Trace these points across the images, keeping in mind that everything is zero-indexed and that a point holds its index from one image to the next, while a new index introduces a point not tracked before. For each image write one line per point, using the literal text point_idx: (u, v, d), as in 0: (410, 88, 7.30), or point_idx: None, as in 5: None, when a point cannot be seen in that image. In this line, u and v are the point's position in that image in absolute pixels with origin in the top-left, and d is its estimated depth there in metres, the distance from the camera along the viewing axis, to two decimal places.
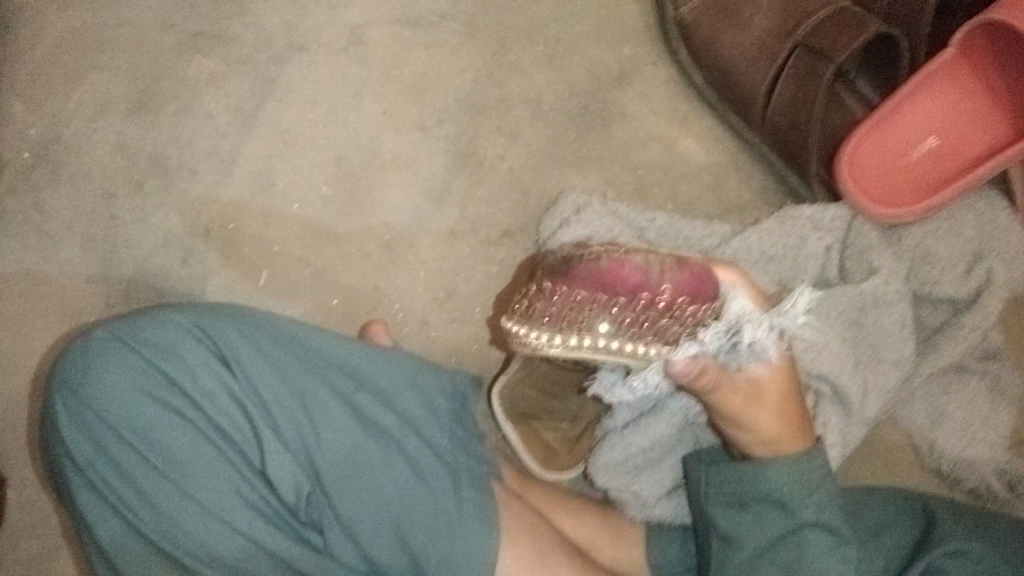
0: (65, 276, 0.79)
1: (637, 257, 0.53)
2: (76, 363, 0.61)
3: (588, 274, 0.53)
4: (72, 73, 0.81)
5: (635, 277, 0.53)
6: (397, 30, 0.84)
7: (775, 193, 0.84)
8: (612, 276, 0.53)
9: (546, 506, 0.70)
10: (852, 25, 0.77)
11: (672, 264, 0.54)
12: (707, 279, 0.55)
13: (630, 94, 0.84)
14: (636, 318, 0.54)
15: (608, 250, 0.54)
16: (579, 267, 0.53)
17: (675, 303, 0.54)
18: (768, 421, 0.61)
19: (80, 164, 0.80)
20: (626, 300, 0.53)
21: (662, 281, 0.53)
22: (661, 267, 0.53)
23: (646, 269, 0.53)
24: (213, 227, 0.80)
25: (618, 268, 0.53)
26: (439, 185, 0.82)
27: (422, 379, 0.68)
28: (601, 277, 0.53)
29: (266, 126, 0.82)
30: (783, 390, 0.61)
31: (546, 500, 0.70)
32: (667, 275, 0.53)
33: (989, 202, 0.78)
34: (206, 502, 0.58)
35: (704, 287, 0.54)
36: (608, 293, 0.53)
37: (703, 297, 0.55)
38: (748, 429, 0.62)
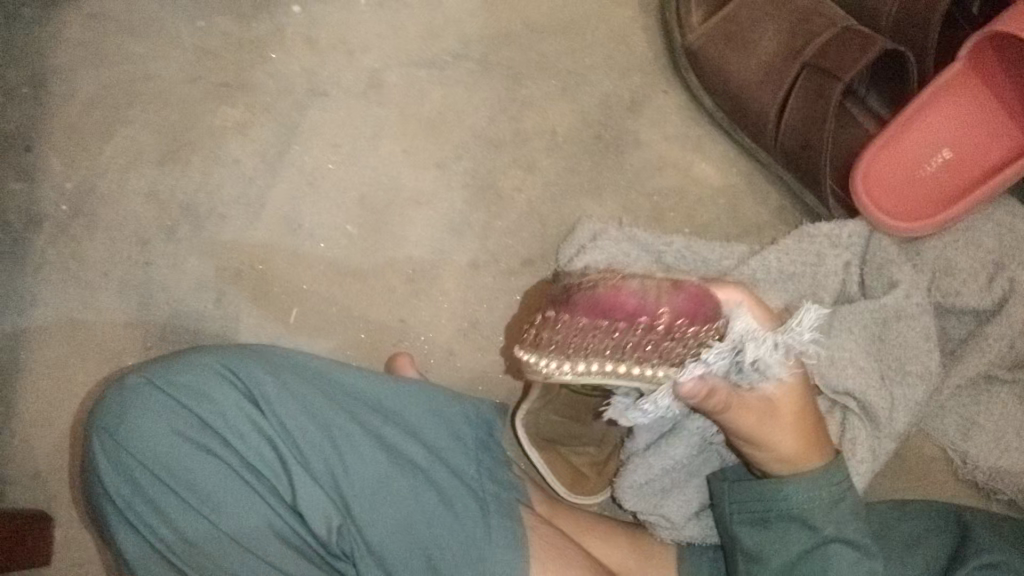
0: (102, 322, 0.82)
1: (634, 282, 0.53)
2: (111, 407, 0.63)
3: (586, 301, 0.53)
4: (105, 127, 0.85)
5: (633, 303, 0.52)
6: (414, 72, 0.86)
7: (793, 212, 0.85)
8: (610, 302, 0.53)
9: (576, 529, 0.70)
10: (858, 43, 0.78)
11: (670, 287, 0.54)
12: (705, 299, 0.54)
13: (643, 122, 0.86)
14: (638, 342, 0.53)
15: (606, 275, 0.54)
16: (578, 295, 0.54)
17: (676, 326, 0.53)
18: (786, 439, 0.61)
19: (115, 213, 0.83)
20: (626, 324, 0.53)
21: (660, 305, 0.53)
22: (659, 291, 0.53)
23: (644, 294, 0.53)
24: (242, 269, 0.83)
25: (615, 294, 0.53)
26: (459, 219, 0.84)
27: (446, 408, 0.69)
28: (598, 304, 0.53)
29: (291, 169, 0.85)
30: (797, 407, 0.61)
31: (576, 523, 0.71)
32: (665, 298, 0.53)
33: (1010, 211, 0.78)
34: (241, 538, 0.60)
35: (703, 308, 0.54)
36: (607, 319, 0.53)
37: (704, 317, 0.54)
38: (766, 449, 0.62)
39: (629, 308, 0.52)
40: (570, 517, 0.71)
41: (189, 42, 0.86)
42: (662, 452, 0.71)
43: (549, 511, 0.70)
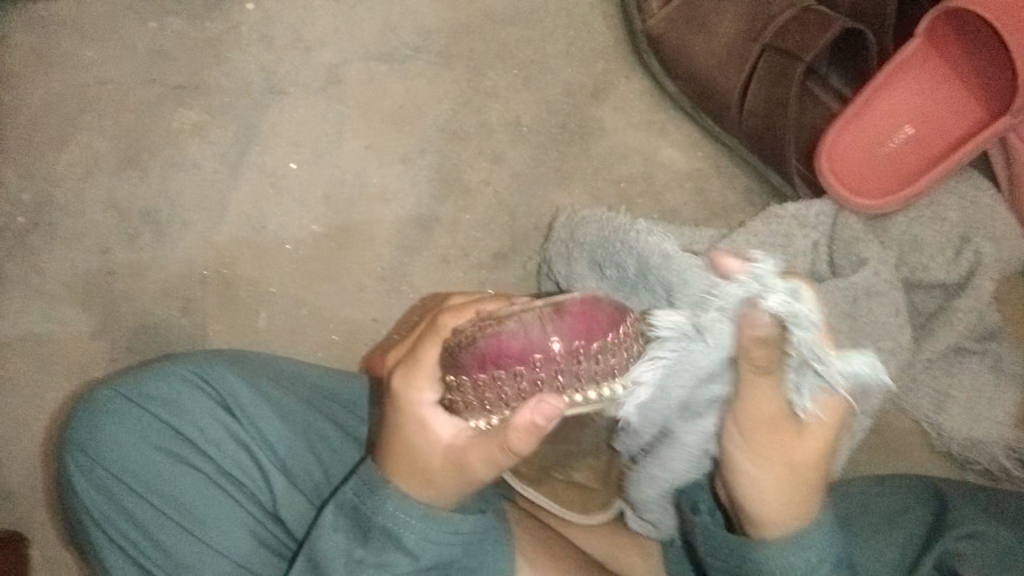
0: (66, 336, 0.80)
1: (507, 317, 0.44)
2: (83, 421, 0.62)
3: (472, 356, 0.45)
4: (60, 136, 0.83)
5: (517, 345, 0.44)
6: (374, 66, 0.85)
7: (759, 194, 0.85)
8: (494, 352, 0.44)
9: (416, 454, 0.54)
10: (817, 25, 0.80)
11: (551, 311, 0.44)
12: (597, 306, 0.44)
13: (607, 109, 0.85)
14: (546, 378, 0.45)
15: (483, 322, 0.46)
16: (462, 353, 0.45)
17: (575, 351, 0.44)
18: (766, 488, 0.55)
19: (74, 224, 0.81)
20: (525, 370, 0.45)
21: (548, 337, 0.43)
22: (540, 320, 0.44)
23: (525, 329, 0.44)
24: (208, 274, 0.81)
25: (497, 340, 0.44)
26: (427, 213, 0.83)
27: None
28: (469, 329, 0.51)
29: (254, 170, 0.83)
30: (812, 463, 0.55)
31: (413, 443, 0.54)
32: (536, 324, 0.44)
33: (971, 183, 0.79)
34: (219, 546, 0.59)
35: (598, 317, 0.44)
36: (500, 369, 0.45)
37: (600, 330, 0.44)
38: (747, 480, 0.55)
39: (514, 353, 0.44)
40: (416, 417, 0.53)
41: (142, 44, 0.85)
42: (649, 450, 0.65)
43: (402, 410, 0.54)
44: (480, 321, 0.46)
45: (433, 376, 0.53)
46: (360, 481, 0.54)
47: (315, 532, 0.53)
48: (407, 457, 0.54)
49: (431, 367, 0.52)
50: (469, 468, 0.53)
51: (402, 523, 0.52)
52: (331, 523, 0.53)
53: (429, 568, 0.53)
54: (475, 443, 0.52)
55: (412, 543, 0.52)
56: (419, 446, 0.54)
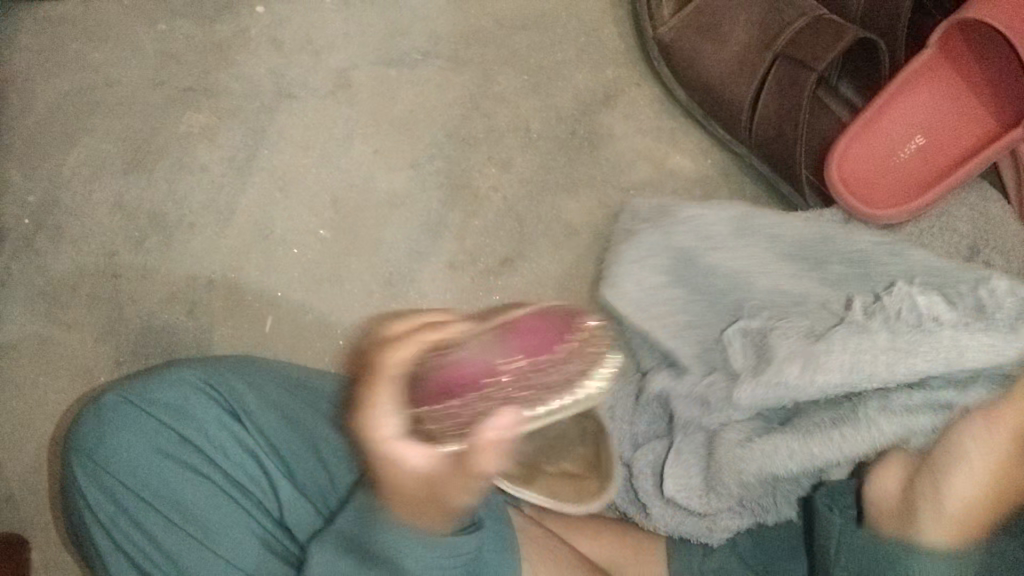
0: (72, 338, 0.80)
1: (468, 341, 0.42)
2: (90, 429, 0.62)
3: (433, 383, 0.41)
4: (67, 138, 0.83)
5: (469, 366, 0.41)
6: (383, 70, 0.85)
7: (768, 202, 0.85)
8: (451, 374, 0.41)
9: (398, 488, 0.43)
10: (830, 33, 0.79)
11: (496, 329, 0.43)
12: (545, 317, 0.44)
13: (617, 116, 0.85)
14: (502, 385, 0.42)
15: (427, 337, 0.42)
16: (427, 379, 0.41)
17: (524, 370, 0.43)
18: (971, 476, 0.52)
19: (80, 226, 0.81)
20: (505, 383, 0.42)
21: (495, 359, 0.42)
22: (474, 334, 0.42)
23: (472, 347, 0.42)
24: (215, 278, 0.81)
25: (450, 360, 0.42)
26: (435, 219, 0.83)
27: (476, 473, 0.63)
28: (454, 375, 0.41)
29: (261, 174, 0.83)
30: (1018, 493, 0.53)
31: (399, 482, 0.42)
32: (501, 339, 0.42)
33: (981, 194, 0.79)
34: (226, 553, 0.58)
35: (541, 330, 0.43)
36: (458, 398, 0.41)
37: (548, 337, 0.43)
38: (958, 457, 0.53)
39: (467, 371, 0.41)
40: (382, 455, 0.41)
41: (150, 46, 0.84)
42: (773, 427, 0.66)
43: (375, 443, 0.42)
44: (433, 347, 0.42)
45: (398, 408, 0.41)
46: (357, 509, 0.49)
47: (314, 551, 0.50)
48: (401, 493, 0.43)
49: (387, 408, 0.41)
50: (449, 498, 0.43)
51: (401, 550, 0.45)
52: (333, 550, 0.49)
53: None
54: (452, 475, 0.42)
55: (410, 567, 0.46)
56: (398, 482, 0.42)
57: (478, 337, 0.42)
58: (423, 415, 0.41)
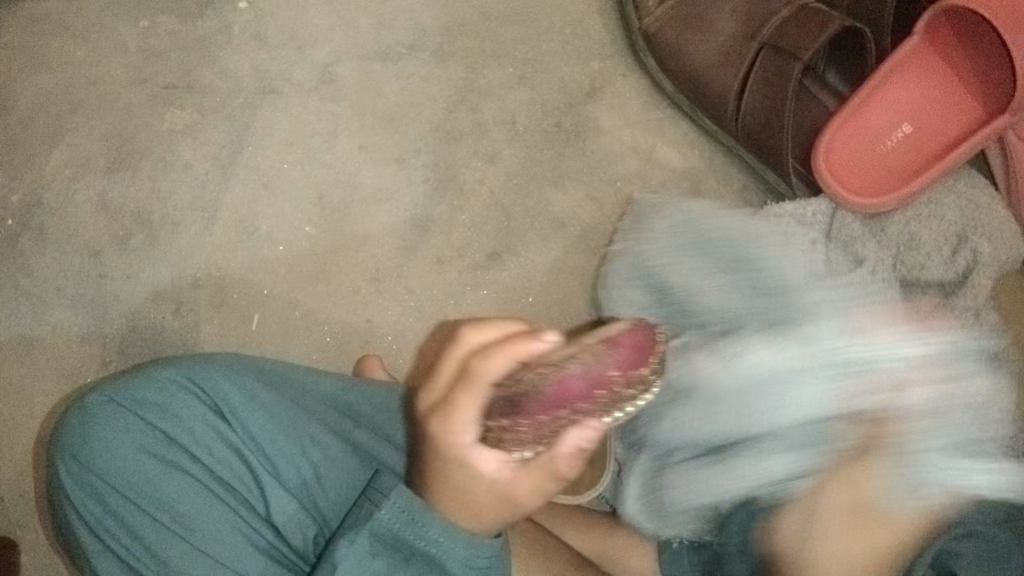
0: (58, 338, 0.79)
1: (571, 359, 0.42)
2: (75, 430, 0.62)
3: (537, 403, 0.42)
4: (50, 137, 0.82)
5: (580, 385, 0.42)
6: (368, 64, 0.84)
7: (756, 192, 0.85)
8: (557, 394, 0.42)
9: (458, 487, 0.49)
10: (814, 22, 0.80)
11: (603, 343, 0.42)
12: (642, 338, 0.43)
13: (603, 108, 0.85)
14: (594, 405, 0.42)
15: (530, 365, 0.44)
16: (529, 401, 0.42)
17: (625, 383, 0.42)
18: None
19: (64, 226, 0.81)
20: (597, 405, 0.42)
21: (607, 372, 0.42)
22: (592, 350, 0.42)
23: (585, 369, 0.41)
24: (201, 277, 0.80)
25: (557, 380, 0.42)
26: (422, 213, 0.82)
27: None
28: (557, 394, 0.42)
29: (246, 171, 0.82)
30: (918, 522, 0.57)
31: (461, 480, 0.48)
32: (603, 356, 0.42)
33: (968, 182, 0.79)
34: (214, 551, 0.58)
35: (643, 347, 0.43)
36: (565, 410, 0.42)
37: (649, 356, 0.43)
38: None
39: (571, 391, 0.42)
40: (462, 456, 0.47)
41: (132, 43, 0.84)
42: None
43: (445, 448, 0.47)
44: (525, 366, 0.44)
45: (477, 416, 0.46)
46: (395, 507, 0.51)
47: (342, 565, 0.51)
48: (456, 494, 0.49)
49: (471, 416, 0.46)
50: (514, 497, 0.49)
51: (445, 550, 0.50)
52: (369, 550, 0.51)
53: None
54: (525, 476, 0.48)
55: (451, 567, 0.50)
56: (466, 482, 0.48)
57: (581, 355, 0.42)
58: (505, 426, 0.44)
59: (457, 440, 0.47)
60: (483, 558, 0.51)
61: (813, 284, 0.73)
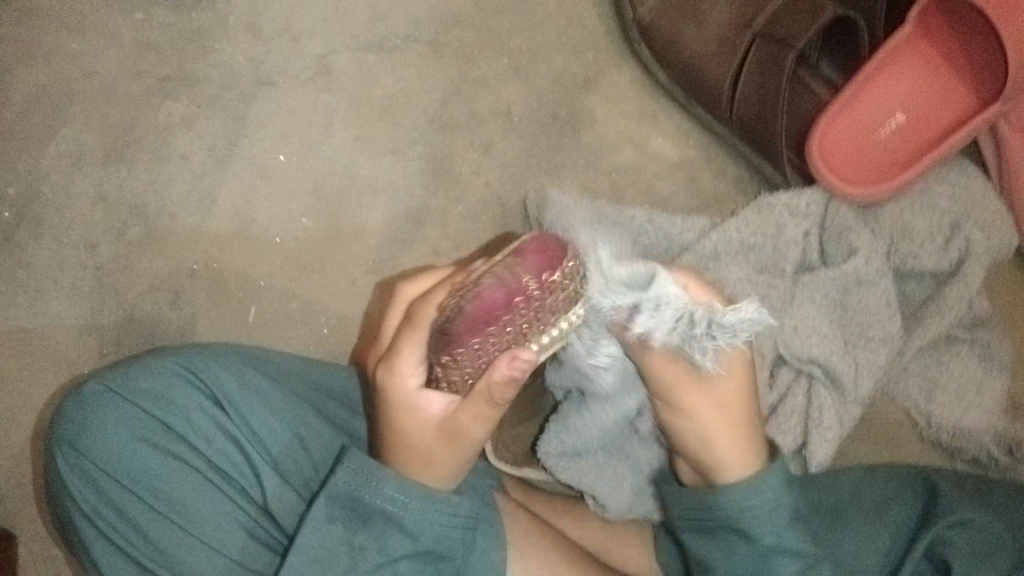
0: (55, 330, 0.79)
1: (489, 275, 0.48)
2: (73, 418, 0.62)
3: (465, 324, 0.48)
4: (45, 129, 0.82)
5: (499, 295, 0.47)
6: (363, 56, 0.85)
7: (750, 183, 0.85)
8: (481, 311, 0.48)
9: (407, 435, 0.57)
10: (808, 12, 0.80)
11: (512, 257, 0.48)
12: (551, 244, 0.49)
13: (598, 99, 0.85)
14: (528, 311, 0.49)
15: (460, 290, 0.49)
16: (455, 327, 0.48)
17: (545, 287, 0.48)
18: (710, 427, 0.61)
19: (61, 218, 0.81)
20: (514, 314, 0.48)
21: (520, 280, 0.47)
22: (501, 270, 0.47)
23: (498, 282, 0.47)
24: (197, 268, 0.81)
25: (478, 300, 0.47)
26: (417, 205, 0.83)
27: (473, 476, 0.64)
28: (481, 311, 0.47)
29: (242, 163, 0.82)
30: (729, 407, 0.61)
31: (411, 431, 0.56)
32: (515, 266, 0.47)
33: (962, 171, 0.79)
34: (212, 539, 0.59)
35: (552, 251, 0.48)
36: (493, 325, 0.48)
37: (560, 259, 0.48)
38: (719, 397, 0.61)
39: (495, 305, 0.47)
40: (409, 401, 0.56)
41: (127, 35, 0.84)
42: (771, 428, 0.75)
43: (392, 396, 0.56)
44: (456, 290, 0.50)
45: (418, 360, 0.54)
46: (350, 470, 0.55)
47: (305, 526, 0.53)
48: (408, 443, 0.57)
49: (413, 357, 0.54)
50: (464, 434, 0.56)
51: (404, 506, 0.55)
52: (325, 514, 0.54)
53: (426, 551, 0.55)
54: (465, 408, 0.55)
55: (412, 524, 0.55)
56: (418, 429, 0.56)
57: (495, 269, 0.48)
58: (445, 360, 0.51)
59: (400, 388, 0.56)
60: (443, 519, 0.55)
61: (802, 286, 0.77)
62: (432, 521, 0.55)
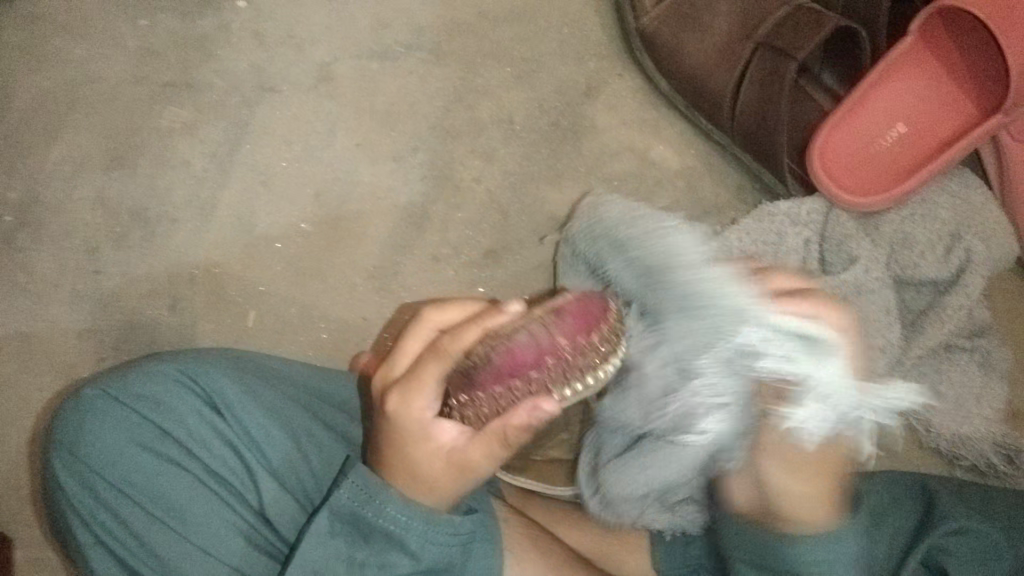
0: (55, 334, 0.79)
1: (518, 329, 0.47)
2: (71, 422, 0.62)
3: (490, 374, 0.48)
4: (49, 134, 0.83)
5: (530, 353, 0.46)
6: (364, 63, 0.85)
7: (750, 192, 0.85)
8: (508, 364, 0.47)
9: (417, 466, 0.53)
10: (811, 22, 0.80)
11: (551, 315, 0.47)
12: (591, 305, 0.47)
13: (599, 107, 0.85)
14: (550, 369, 0.47)
15: (493, 338, 0.48)
16: (477, 372, 0.48)
17: (579, 347, 0.46)
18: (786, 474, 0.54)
19: (62, 222, 0.81)
20: (538, 372, 0.47)
21: (553, 338, 0.46)
22: (541, 324, 0.47)
23: (533, 338, 0.46)
24: (198, 273, 0.81)
25: (507, 354, 0.47)
26: (417, 211, 0.83)
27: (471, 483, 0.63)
28: (505, 363, 0.47)
29: (243, 169, 0.83)
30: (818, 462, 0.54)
31: (416, 460, 0.53)
32: (550, 326, 0.46)
33: (963, 181, 0.79)
34: (207, 545, 0.58)
35: (590, 309, 0.47)
36: (517, 378, 0.47)
37: (597, 320, 0.47)
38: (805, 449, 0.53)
39: (527, 360, 0.46)
40: (416, 430, 0.52)
41: (132, 42, 0.84)
42: None
43: (400, 426, 0.53)
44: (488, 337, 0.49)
45: (435, 392, 0.52)
46: (354, 486, 0.53)
47: (309, 538, 0.53)
48: (410, 473, 0.53)
49: (431, 386, 0.52)
50: (472, 467, 0.53)
51: (404, 526, 0.53)
52: (326, 529, 0.53)
53: (427, 569, 0.54)
54: (477, 444, 0.52)
55: (413, 544, 0.53)
56: (422, 459, 0.53)
57: (530, 325, 0.47)
58: (467, 399, 0.50)
59: (412, 417, 0.52)
60: (443, 536, 0.54)
61: None
62: (434, 542, 0.53)
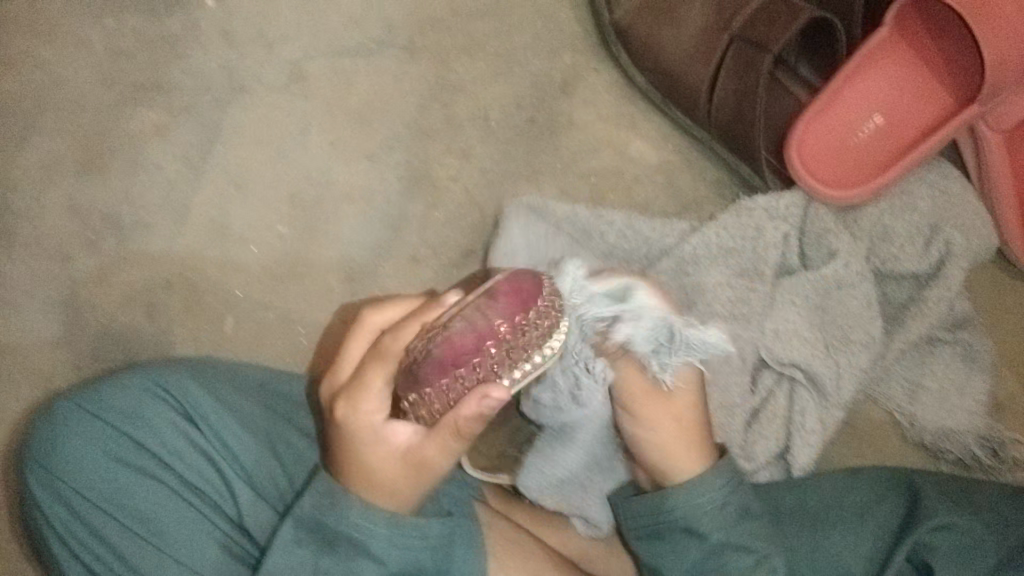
0: (29, 345, 0.78)
1: (456, 320, 0.50)
2: (42, 438, 0.61)
3: (433, 366, 0.50)
4: (16, 140, 0.81)
5: (469, 339, 0.50)
6: (337, 60, 0.84)
7: (729, 185, 0.85)
8: (451, 356, 0.50)
9: (371, 472, 0.55)
10: (785, 16, 0.79)
11: (485, 300, 0.50)
12: (522, 285, 0.51)
13: (576, 103, 0.85)
14: (491, 351, 0.50)
15: (430, 332, 0.51)
16: (421, 368, 0.51)
17: (516, 326, 0.50)
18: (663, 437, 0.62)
19: (32, 230, 0.80)
20: (480, 358, 0.50)
21: (492, 322, 0.50)
22: (477, 309, 0.50)
23: (470, 325, 0.50)
24: (173, 278, 0.80)
25: (447, 343, 0.50)
26: (395, 212, 0.82)
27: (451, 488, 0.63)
28: (448, 353, 0.50)
29: (216, 171, 0.82)
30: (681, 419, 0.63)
31: (368, 463, 0.55)
32: (486, 311, 0.50)
33: (941, 172, 0.79)
34: (186, 558, 0.57)
35: (523, 292, 0.51)
36: (460, 367, 0.50)
37: (529, 300, 0.51)
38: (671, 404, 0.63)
39: (468, 347, 0.50)
40: (369, 436, 0.55)
41: (99, 42, 0.83)
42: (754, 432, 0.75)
43: (352, 429, 0.55)
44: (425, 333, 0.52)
45: (384, 393, 0.55)
46: (316, 494, 0.55)
47: (274, 546, 0.54)
48: (365, 479, 0.55)
49: (379, 390, 0.55)
50: (429, 464, 0.55)
51: (368, 531, 0.54)
52: (291, 537, 0.54)
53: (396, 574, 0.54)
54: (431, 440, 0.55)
55: (378, 550, 0.54)
56: (376, 466, 0.55)
57: (464, 313, 0.50)
58: (415, 398, 0.52)
59: (364, 420, 0.55)
60: (410, 541, 0.54)
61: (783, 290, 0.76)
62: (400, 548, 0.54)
